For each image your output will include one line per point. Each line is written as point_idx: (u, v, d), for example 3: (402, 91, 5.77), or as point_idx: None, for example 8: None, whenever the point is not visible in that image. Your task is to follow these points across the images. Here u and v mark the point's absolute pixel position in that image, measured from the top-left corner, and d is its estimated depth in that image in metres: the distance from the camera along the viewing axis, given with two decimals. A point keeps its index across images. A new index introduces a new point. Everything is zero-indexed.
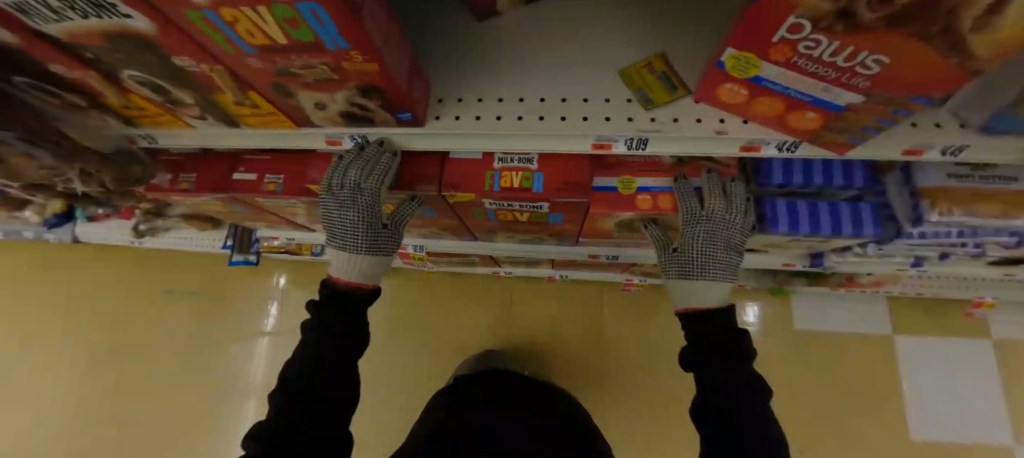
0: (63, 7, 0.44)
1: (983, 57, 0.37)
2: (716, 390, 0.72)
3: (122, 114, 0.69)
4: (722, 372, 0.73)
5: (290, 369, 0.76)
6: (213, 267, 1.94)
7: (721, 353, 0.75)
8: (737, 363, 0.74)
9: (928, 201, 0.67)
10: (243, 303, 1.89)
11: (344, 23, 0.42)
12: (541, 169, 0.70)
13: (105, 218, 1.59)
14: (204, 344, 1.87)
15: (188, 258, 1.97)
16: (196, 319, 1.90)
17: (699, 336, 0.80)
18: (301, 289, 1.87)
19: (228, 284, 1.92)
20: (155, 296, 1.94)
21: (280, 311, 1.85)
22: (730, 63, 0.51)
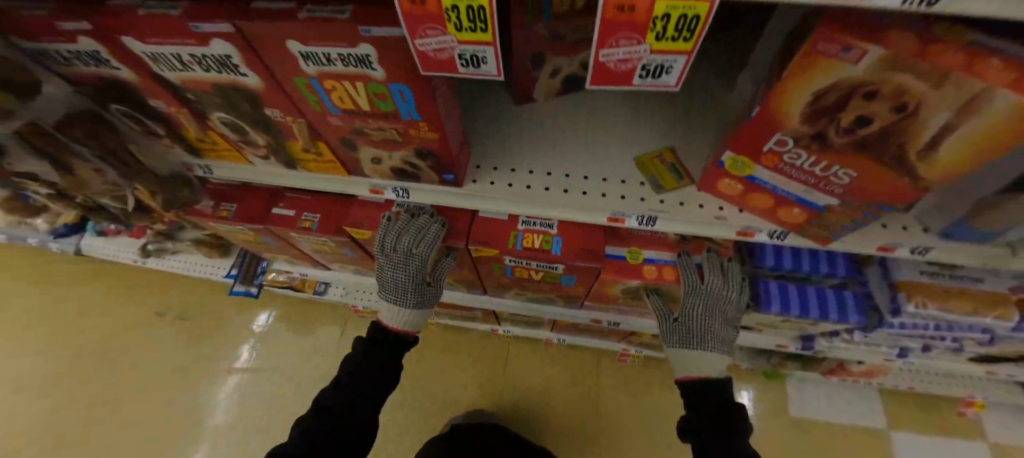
0: (192, 62, 0.54)
1: (925, 176, 0.47)
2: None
3: (191, 146, 0.76)
4: (724, 449, 0.74)
5: (325, 398, 0.81)
6: (205, 296, 1.90)
7: (720, 427, 0.77)
8: (737, 439, 0.75)
9: (904, 293, 0.74)
10: (231, 335, 1.83)
11: (422, 100, 0.53)
12: (560, 233, 0.77)
13: (115, 234, 1.61)
14: (178, 376, 1.77)
15: (178, 285, 1.93)
16: (174, 347, 1.82)
17: (702, 410, 0.81)
18: (293, 328, 1.82)
19: (217, 314, 1.87)
20: (141, 316, 1.87)
21: (267, 348, 1.79)
22: (728, 163, 0.62)
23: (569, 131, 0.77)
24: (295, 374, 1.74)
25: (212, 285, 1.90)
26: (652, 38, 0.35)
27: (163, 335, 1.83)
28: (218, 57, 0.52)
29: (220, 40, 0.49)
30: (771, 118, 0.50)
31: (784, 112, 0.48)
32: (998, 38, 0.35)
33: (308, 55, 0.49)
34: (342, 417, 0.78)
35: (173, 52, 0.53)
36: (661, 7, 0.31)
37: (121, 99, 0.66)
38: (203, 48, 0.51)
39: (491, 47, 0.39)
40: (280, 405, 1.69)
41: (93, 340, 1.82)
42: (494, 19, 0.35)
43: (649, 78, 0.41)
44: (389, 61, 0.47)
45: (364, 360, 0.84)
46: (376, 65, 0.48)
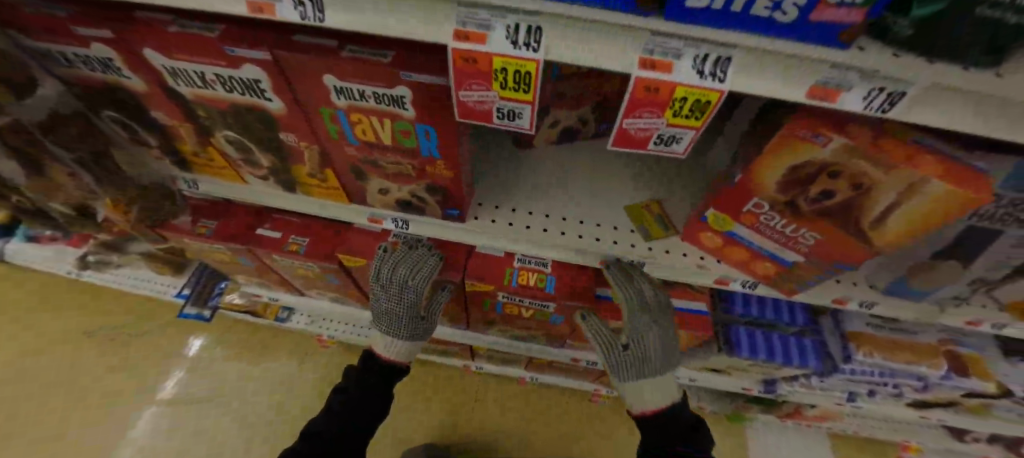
0: (215, 81, 0.54)
1: (875, 241, 0.56)
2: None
3: (182, 159, 0.73)
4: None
5: (316, 424, 0.80)
6: (130, 321, 1.67)
7: (697, 442, 0.79)
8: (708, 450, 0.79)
9: (853, 343, 0.85)
10: (164, 362, 1.61)
11: (446, 140, 0.55)
12: (553, 272, 0.81)
13: (48, 241, 1.44)
14: (94, 411, 1.52)
15: (98, 305, 1.68)
16: (92, 377, 1.57)
17: (677, 429, 0.80)
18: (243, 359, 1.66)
19: (147, 340, 1.65)
20: (61, 339, 1.61)
21: (211, 381, 1.60)
22: (710, 219, 0.69)
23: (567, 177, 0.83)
24: (241, 408, 1.56)
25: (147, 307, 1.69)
26: (669, 114, 0.43)
27: (83, 358, 1.58)
28: (246, 80, 0.53)
29: (254, 65, 0.51)
30: (749, 183, 0.58)
31: (761, 179, 0.57)
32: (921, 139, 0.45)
33: (342, 89, 0.51)
34: (331, 446, 0.77)
35: (197, 70, 0.53)
36: (681, 92, 0.40)
37: (117, 106, 0.63)
38: (232, 70, 0.52)
39: (529, 105, 0.43)
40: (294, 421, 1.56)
41: (54, 354, 1.58)
42: (537, 82, 0.40)
43: (661, 145, 0.49)
44: (424, 103, 0.50)
45: (359, 391, 0.82)
46: (409, 106, 0.51)
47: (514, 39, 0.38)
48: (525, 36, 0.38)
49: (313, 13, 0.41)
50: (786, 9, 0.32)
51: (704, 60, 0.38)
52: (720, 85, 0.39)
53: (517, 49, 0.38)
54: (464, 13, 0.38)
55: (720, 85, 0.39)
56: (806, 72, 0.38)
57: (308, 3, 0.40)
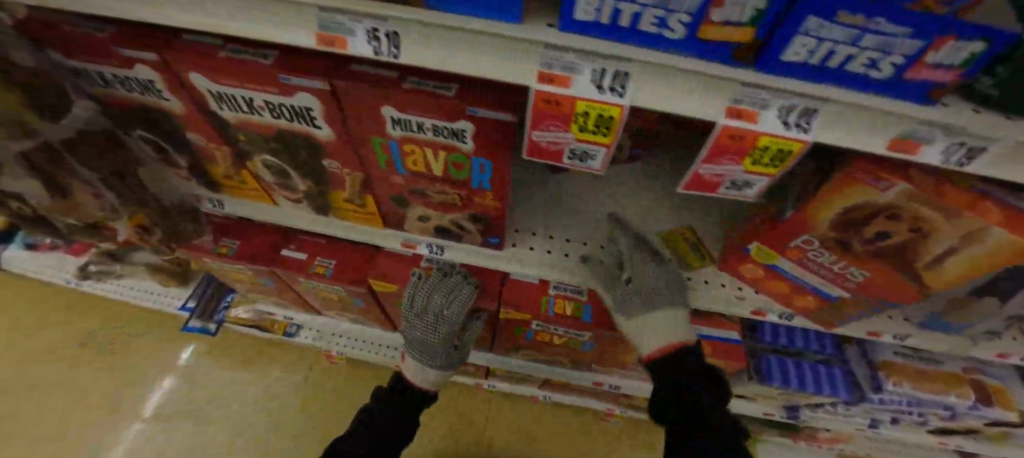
0: (262, 107, 0.52)
1: (926, 280, 0.56)
2: (730, 438, 0.60)
3: (210, 179, 0.71)
4: (727, 419, 0.63)
5: (341, 446, 0.76)
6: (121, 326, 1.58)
7: (716, 392, 0.66)
8: (726, 406, 0.66)
9: (884, 372, 0.86)
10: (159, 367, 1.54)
11: (501, 174, 0.54)
12: (589, 300, 0.78)
13: (48, 249, 1.39)
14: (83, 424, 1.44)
15: (88, 312, 1.59)
16: (82, 390, 1.49)
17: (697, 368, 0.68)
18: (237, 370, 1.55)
19: (138, 345, 1.57)
20: (57, 343, 1.54)
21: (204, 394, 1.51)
22: (754, 251, 0.68)
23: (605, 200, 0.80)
24: (240, 416, 1.48)
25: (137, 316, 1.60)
26: (748, 162, 0.42)
27: (74, 370, 1.51)
28: (296, 108, 0.51)
29: (308, 93, 0.49)
30: (799, 220, 0.58)
31: (813, 217, 0.57)
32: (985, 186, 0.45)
33: (398, 120, 0.50)
34: None
35: (244, 96, 0.51)
36: (764, 141, 0.39)
37: (148, 126, 0.60)
38: (283, 98, 0.50)
39: (604, 148, 0.42)
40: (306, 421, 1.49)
41: (37, 363, 1.50)
42: (619, 126, 0.39)
43: (731, 189, 0.46)
44: (485, 137, 0.49)
45: (391, 414, 0.81)
46: (468, 139, 0.50)
47: (600, 83, 0.38)
48: (611, 80, 0.38)
49: (387, 48, 0.39)
50: (882, 67, 0.32)
51: (790, 111, 0.38)
52: (804, 136, 0.39)
53: (602, 93, 0.38)
54: (549, 54, 0.37)
55: (804, 135, 0.39)
56: (887, 126, 0.38)
57: (383, 38, 0.39)
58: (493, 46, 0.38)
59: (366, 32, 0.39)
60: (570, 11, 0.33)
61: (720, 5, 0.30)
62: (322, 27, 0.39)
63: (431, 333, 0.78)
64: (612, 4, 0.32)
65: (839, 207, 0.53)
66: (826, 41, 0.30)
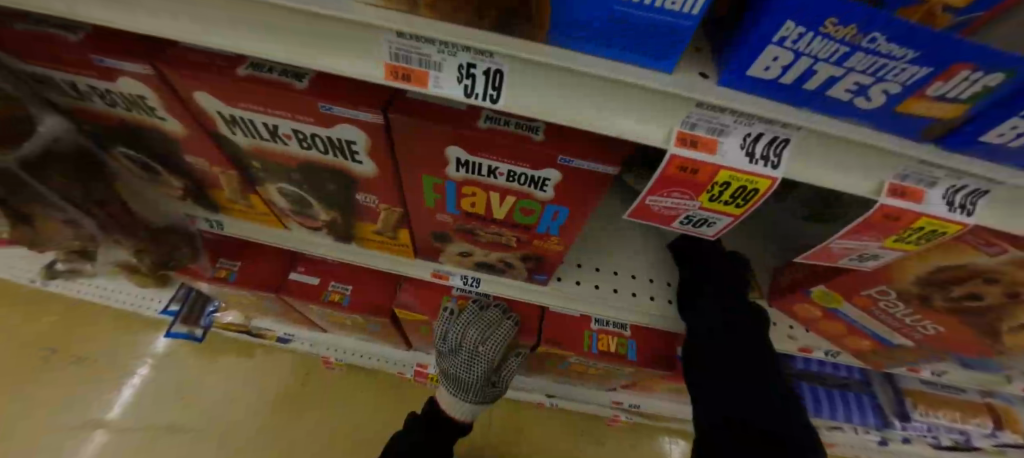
0: (288, 135, 0.42)
1: (1003, 333, 0.54)
2: (737, 430, 0.56)
3: (210, 198, 0.61)
4: (739, 403, 0.57)
5: (397, 443, 0.77)
6: (77, 317, 1.32)
7: (725, 372, 0.60)
8: (743, 372, 0.59)
9: (909, 402, 0.87)
10: (128, 359, 1.28)
11: (575, 221, 0.47)
12: (633, 336, 0.72)
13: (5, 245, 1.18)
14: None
15: (32, 302, 1.31)
16: (10, 388, 1.21)
17: (704, 344, 0.62)
18: (198, 371, 1.28)
19: (99, 337, 1.30)
20: None
21: (157, 403, 1.23)
22: (816, 294, 0.63)
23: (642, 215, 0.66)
24: (227, 398, 1.25)
25: (92, 307, 1.33)
26: (891, 239, 0.38)
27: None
28: (334, 140, 0.41)
29: (353, 126, 0.38)
30: (880, 276, 0.53)
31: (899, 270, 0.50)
32: None
33: (465, 162, 0.40)
34: None
35: (266, 122, 0.41)
36: (920, 222, 0.34)
37: (134, 143, 0.51)
38: (320, 128, 0.40)
39: (730, 218, 0.36)
40: (313, 401, 1.27)
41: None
42: (761, 201, 0.33)
43: (855, 259, 0.43)
44: (572, 186, 0.40)
45: (426, 433, 0.77)
46: (550, 188, 0.41)
47: (751, 150, 0.31)
48: (765, 147, 0.31)
49: (484, 89, 0.30)
50: None
51: (957, 190, 0.33)
52: (968, 219, 0.33)
53: (754, 164, 0.31)
54: (698, 113, 0.30)
55: (968, 218, 0.33)
56: None
57: (480, 76, 0.30)
58: (629, 99, 0.30)
59: (460, 67, 0.30)
60: (742, 65, 0.26)
61: (948, 79, 0.24)
62: (395, 57, 0.30)
63: (471, 365, 0.74)
64: (806, 64, 0.25)
65: (932, 271, 0.48)
66: None
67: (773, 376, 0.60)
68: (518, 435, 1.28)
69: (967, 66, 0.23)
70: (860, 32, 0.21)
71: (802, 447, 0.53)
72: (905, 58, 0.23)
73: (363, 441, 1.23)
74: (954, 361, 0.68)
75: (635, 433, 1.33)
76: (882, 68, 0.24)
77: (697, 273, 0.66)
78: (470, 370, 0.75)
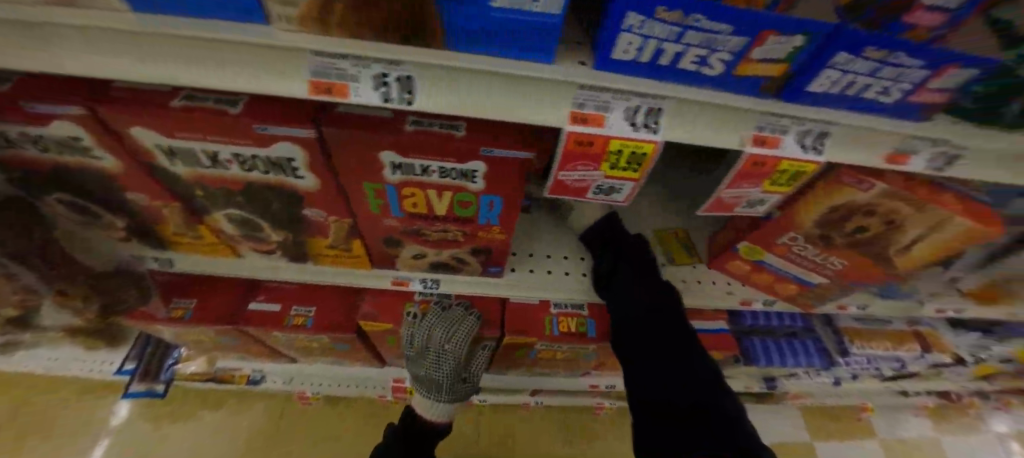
0: (228, 159, 0.44)
1: (891, 257, 0.63)
2: (663, 405, 0.60)
3: (156, 235, 0.61)
4: (665, 379, 0.62)
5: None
6: (18, 393, 1.21)
7: (654, 352, 0.64)
8: (667, 350, 0.64)
9: (847, 339, 0.96)
10: (81, 429, 1.19)
11: (509, 209, 0.51)
12: (592, 314, 0.76)
13: None
14: None
15: None
16: None
17: (632, 327, 0.66)
18: (163, 430, 1.21)
19: (46, 410, 1.20)
20: None
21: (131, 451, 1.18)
22: (742, 250, 0.70)
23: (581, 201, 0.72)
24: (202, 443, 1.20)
25: (36, 378, 1.23)
26: (766, 183, 0.46)
27: None
28: (274, 159, 0.44)
29: (290, 143, 0.41)
30: (786, 222, 0.60)
31: (797, 215, 0.58)
32: (938, 178, 0.51)
33: (400, 165, 0.44)
34: None
35: (204, 149, 0.43)
36: (783, 164, 0.42)
37: (70, 188, 0.51)
38: (258, 149, 0.42)
39: (632, 182, 0.43)
40: (290, 446, 1.23)
41: None
42: (651, 162, 0.40)
43: (746, 207, 0.51)
44: (497, 175, 0.45)
45: (404, 445, 0.78)
46: (479, 179, 0.45)
47: (634, 120, 0.37)
48: (645, 117, 0.37)
49: (399, 94, 0.35)
50: (892, 92, 0.35)
51: (807, 135, 0.41)
52: (819, 157, 0.42)
53: (637, 131, 0.37)
54: (583, 94, 0.35)
55: (819, 157, 0.42)
56: (871, 145, 0.43)
57: (394, 83, 0.34)
58: (525, 91, 0.35)
59: (375, 77, 0.34)
60: (607, 52, 0.32)
61: (763, 44, 0.30)
62: (316, 74, 0.34)
63: (438, 368, 0.76)
64: (655, 44, 0.31)
65: (821, 212, 0.56)
66: (850, 72, 0.32)
67: (698, 351, 0.65)
68: (507, 438, 1.29)
69: (772, 33, 0.29)
70: (684, 15, 0.27)
71: (727, 416, 0.56)
72: (725, 32, 0.29)
73: None
74: (869, 292, 0.78)
75: (619, 416, 1.37)
76: (713, 41, 0.30)
77: (618, 259, 0.70)
78: (439, 372, 0.76)
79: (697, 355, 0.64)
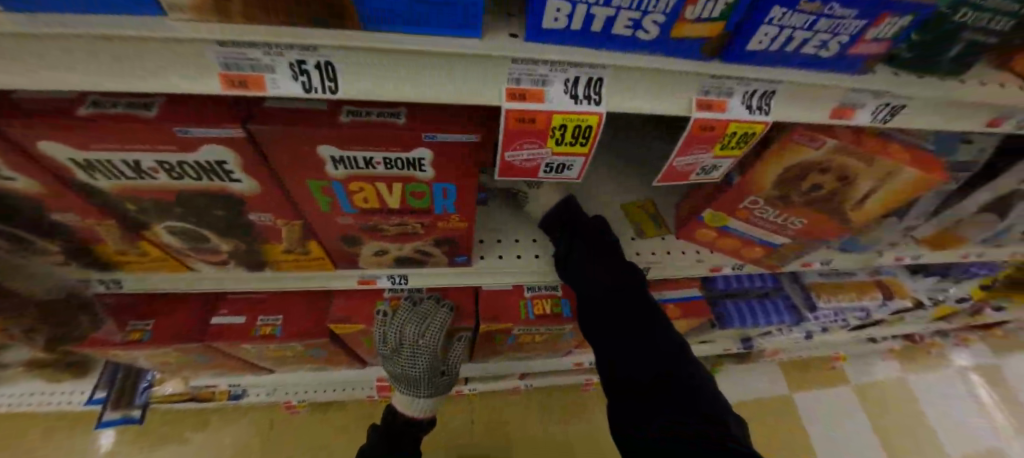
0: (154, 168, 0.41)
1: (847, 212, 0.64)
2: (625, 380, 0.62)
3: (95, 256, 0.57)
4: (629, 355, 0.62)
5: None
6: None
7: (617, 331, 0.63)
8: (629, 329, 0.63)
9: (814, 294, 0.99)
10: None
11: (465, 196, 0.50)
12: (565, 293, 0.76)
13: None
14: None
15: None
16: None
17: (594, 309, 0.65)
18: (145, 455, 1.17)
19: (16, 448, 1.15)
20: None
21: None
22: (707, 217, 0.71)
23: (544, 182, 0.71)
24: None
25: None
26: (717, 148, 0.46)
27: None
28: (203, 163, 0.41)
29: (217, 144, 0.39)
30: (747, 186, 0.60)
31: (755, 178, 0.59)
32: (885, 130, 0.52)
33: (341, 159, 0.42)
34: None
35: (123, 159, 0.40)
36: (732, 127, 0.42)
37: None
38: (183, 155, 0.39)
39: (582, 157, 0.42)
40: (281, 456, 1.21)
41: None
42: (597, 135, 0.39)
43: (701, 174, 0.51)
44: (446, 161, 0.43)
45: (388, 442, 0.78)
46: (427, 167, 0.44)
47: (574, 92, 0.36)
48: (585, 88, 0.36)
49: (320, 82, 0.33)
50: (830, 46, 0.35)
51: (752, 95, 0.41)
52: (766, 117, 0.42)
53: (578, 104, 0.36)
54: (518, 69, 0.34)
55: (766, 117, 0.42)
56: (820, 102, 0.43)
57: (314, 70, 0.32)
58: (458, 70, 0.33)
59: (291, 65, 0.31)
60: (537, 21, 0.30)
61: (695, 2, 0.29)
62: (225, 66, 0.31)
63: (415, 364, 0.75)
64: (584, 10, 0.29)
65: (777, 173, 0.57)
66: (787, 27, 0.32)
67: (662, 325, 0.64)
68: (500, 424, 1.31)
69: None
70: None
71: (687, 385, 0.58)
72: None
73: None
74: (831, 247, 0.80)
75: None
76: (642, 2, 0.29)
77: (573, 241, 0.66)
78: (416, 367, 0.76)
79: (661, 327, 0.64)
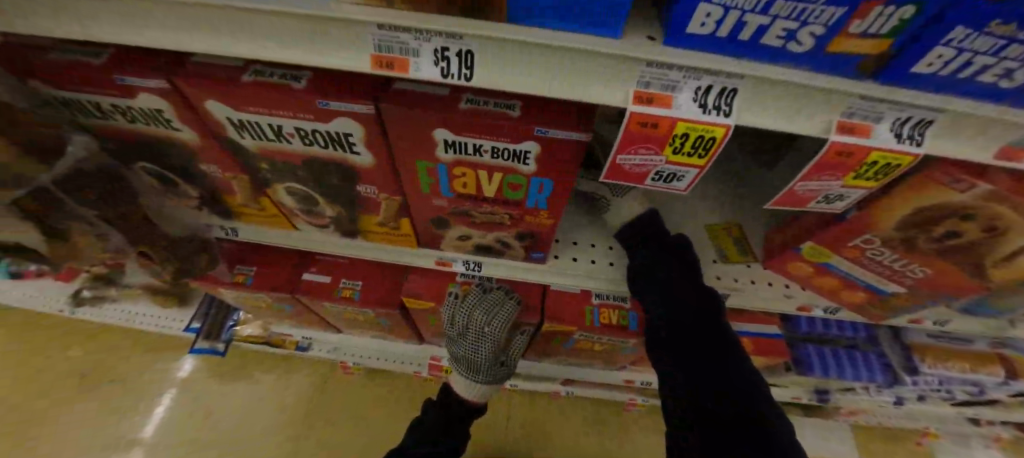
0: (292, 134, 0.46)
1: (987, 268, 0.55)
2: (702, 409, 0.57)
3: (224, 205, 0.66)
4: (706, 381, 0.59)
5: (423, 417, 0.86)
6: (108, 341, 1.38)
7: (694, 353, 0.62)
8: (707, 353, 0.61)
9: (917, 356, 0.87)
10: (157, 377, 1.33)
11: (560, 194, 0.50)
12: (634, 307, 0.74)
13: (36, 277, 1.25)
14: (49, 429, 1.25)
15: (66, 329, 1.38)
16: (49, 411, 1.27)
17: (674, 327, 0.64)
18: (224, 384, 1.34)
19: (131, 357, 1.36)
20: (22, 358, 1.33)
21: (196, 402, 1.31)
22: (806, 250, 0.65)
23: (631, 190, 0.69)
24: (256, 401, 1.31)
25: (122, 330, 1.39)
26: (849, 177, 0.42)
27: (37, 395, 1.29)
28: (333, 134, 0.45)
29: (349, 119, 0.42)
30: (865, 225, 0.54)
31: (879, 217, 0.52)
32: None
33: (453, 143, 0.44)
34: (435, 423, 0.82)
35: (271, 123, 0.45)
36: (873, 156, 0.38)
37: (152, 157, 0.56)
38: (318, 124, 0.44)
39: (696, 170, 0.41)
40: (333, 410, 1.31)
41: (35, 364, 1.33)
42: (719, 148, 0.37)
43: (822, 202, 0.49)
44: (551, 157, 0.43)
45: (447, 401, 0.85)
46: (531, 161, 0.44)
47: (704, 102, 0.35)
48: (715, 98, 0.35)
49: (458, 69, 0.34)
50: (1018, 76, 0.29)
51: (903, 123, 0.36)
52: (918, 149, 0.37)
53: (707, 113, 0.35)
54: (649, 72, 0.33)
55: (918, 148, 0.37)
56: (989, 139, 0.37)
57: (454, 58, 0.34)
58: (587, 70, 0.33)
59: (435, 51, 0.34)
60: (681, 25, 0.29)
61: (865, 16, 0.26)
62: (379, 48, 0.34)
63: (478, 350, 0.78)
64: (735, 17, 0.28)
65: (909, 214, 0.50)
66: (968, 51, 0.27)
67: (738, 355, 0.62)
68: (536, 426, 1.30)
69: (878, 3, 0.25)
70: None
71: (771, 425, 0.53)
72: (820, 1, 0.25)
73: (381, 435, 1.28)
74: (952, 306, 0.69)
75: (651, 414, 1.34)
76: (803, 12, 0.26)
77: (660, 256, 0.66)
78: (479, 353, 0.79)
79: (737, 358, 0.62)
